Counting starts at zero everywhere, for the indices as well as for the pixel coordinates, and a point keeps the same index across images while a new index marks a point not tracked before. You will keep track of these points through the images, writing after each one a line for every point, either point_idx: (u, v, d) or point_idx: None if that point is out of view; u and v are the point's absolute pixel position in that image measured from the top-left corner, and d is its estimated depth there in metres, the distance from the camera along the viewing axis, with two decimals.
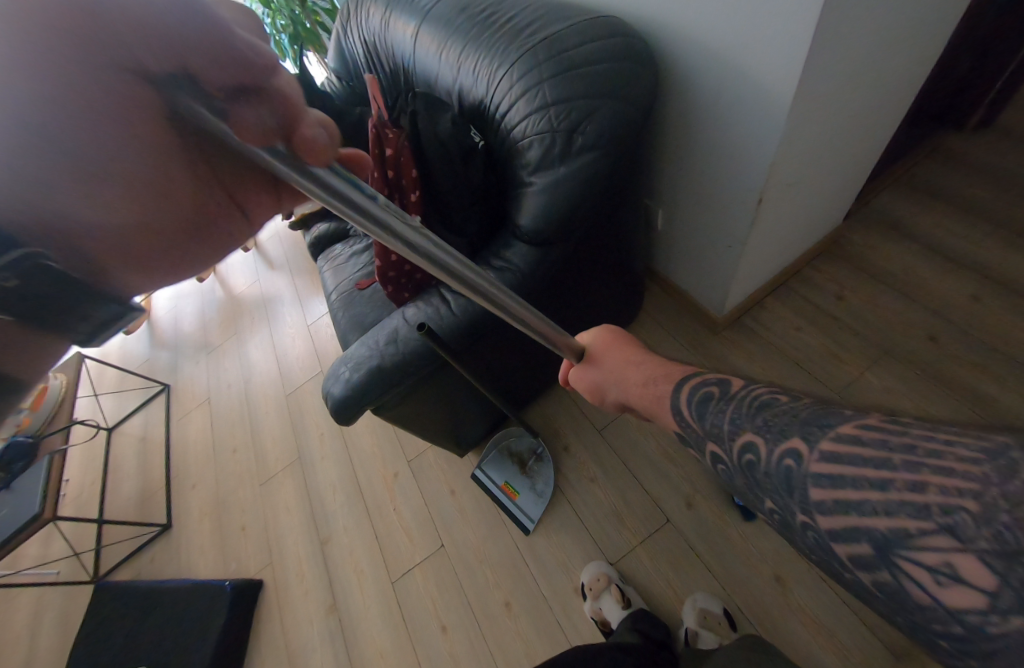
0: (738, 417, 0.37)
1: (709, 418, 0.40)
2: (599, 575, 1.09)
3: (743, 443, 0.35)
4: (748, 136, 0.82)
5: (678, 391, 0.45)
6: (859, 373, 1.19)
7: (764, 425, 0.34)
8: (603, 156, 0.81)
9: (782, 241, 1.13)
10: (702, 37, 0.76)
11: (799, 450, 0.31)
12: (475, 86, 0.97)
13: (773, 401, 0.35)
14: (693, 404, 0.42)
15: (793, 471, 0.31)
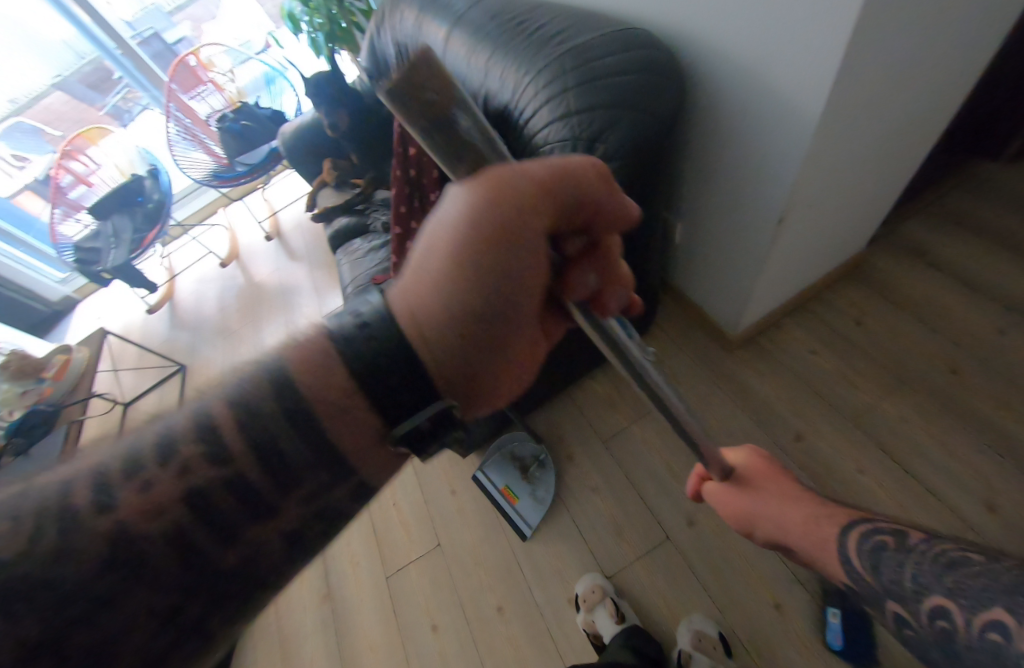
0: (921, 576, 0.40)
1: (886, 573, 0.43)
2: (594, 587, 1.08)
3: (932, 609, 0.38)
4: (771, 155, 0.82)
5: (844, 534, 0.49)
6: (874, 401, 1.16)
7: (957, 588, 0.36)
8: (625, 166, 0.81)
9: (803, 261, 1.12)
10: (729, 54, 0.76)
11: (1003, 622, 0.32)
12: (502, 92, 0.99)
13: (962, 562, 0.38)
14: (866, 554, 0.46)
15: (1003, 649, 0.32)
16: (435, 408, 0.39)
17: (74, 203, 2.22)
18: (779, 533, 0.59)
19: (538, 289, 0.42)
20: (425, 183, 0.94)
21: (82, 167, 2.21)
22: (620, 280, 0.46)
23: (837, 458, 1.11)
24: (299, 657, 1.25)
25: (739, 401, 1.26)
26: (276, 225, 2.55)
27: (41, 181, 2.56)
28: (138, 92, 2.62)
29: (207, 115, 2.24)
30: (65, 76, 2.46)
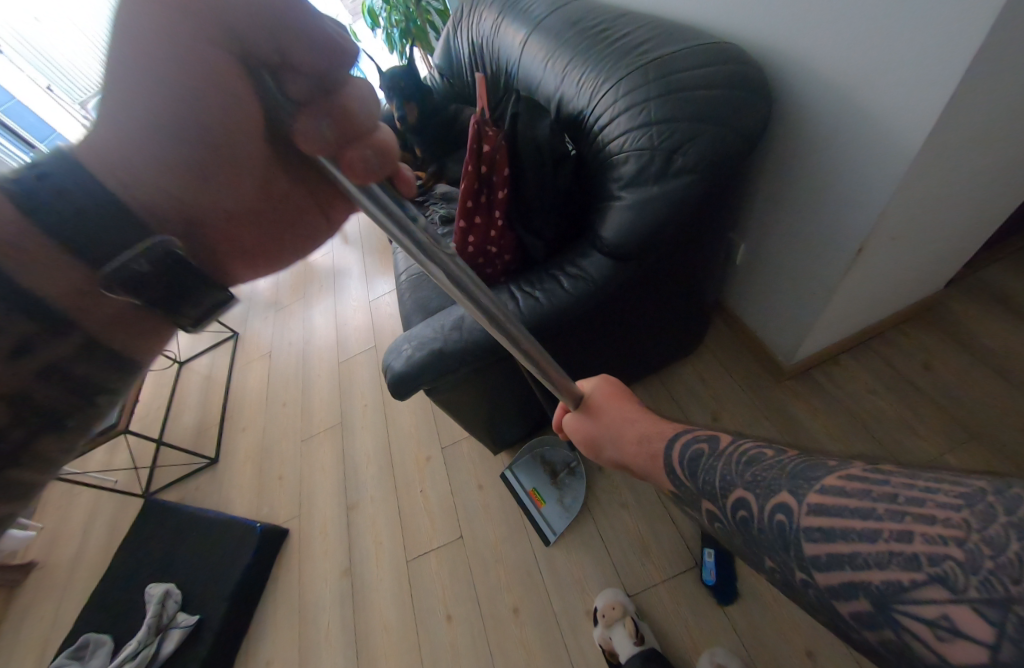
0: (728, 475, 0.41)
1: (703, 475, 0.43)
2: (615, 603, 1.05)
3: (734, 500, 0.39)
4: (859, 183, 0.78)
5: (674, 443, 0.48)
6: (938, 453, 1.08)
7: (753, 482, 0.38)
8: (700, 180, 0.79)
9: (873, 296, 1.06)
10: (826, 75, 0.73)
11: (789, 504, 0.34)
12: (578, 97, 0.99)
13: (756, 456, 0.40)
14: (686, 460, 0.46)
15: (785, 525, 0.34)
16: (150, 244, 0.29)
17: None
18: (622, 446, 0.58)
19: (258, 142, 0.32)
20: (495, 180, 0.95)
21: None
22: (371, 137, 0.33)
23: None
24: (316, 626, 1.29)
25: (786, 434, 1.20)
26: None
27: None
28: None
29: None
30: None
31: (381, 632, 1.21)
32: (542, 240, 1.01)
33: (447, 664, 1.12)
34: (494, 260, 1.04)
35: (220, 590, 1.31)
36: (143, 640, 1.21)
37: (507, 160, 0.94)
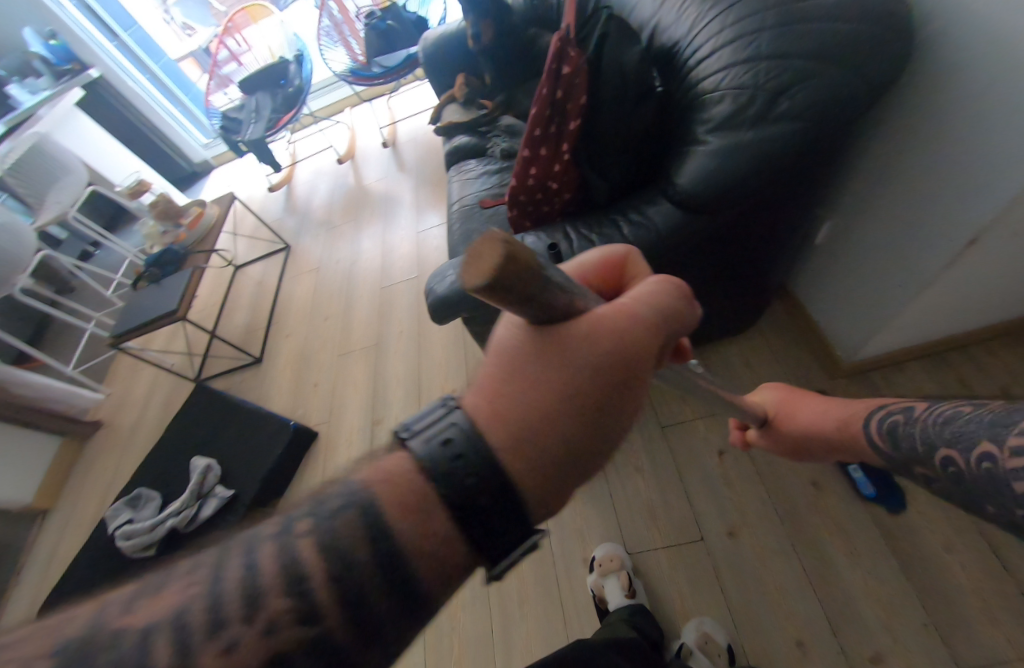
0: (932, 436, 0.47)
1: (909, 442, 0.50)
2: (613, 555, 1.07)
3: (945, 458, 0.44)
4: (993, 151, 0.69)
5: (871, 419, 0.58)
6: None
7: (957, 437, 0.42)
8: (804, 131, 0.70)
9: (972, 298, 0.94)
10: (985, 16, 0.64)
11: (992, 451, 0.39)
12: (676, 25, 0.90)
13: (959, 415, 0.44)
14: (883, 429, 0.55)
15: (993, 468, 0.38)
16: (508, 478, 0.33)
17: (223, 78, 2.43)
18: (819, 432, 0.69)
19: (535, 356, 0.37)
20: (569, 108, 0.88)
21: (236, 46, 2.37)
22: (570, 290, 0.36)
23: (921, 526, 0.98)
24: None
25: None
26: (395, 134, 2.46)
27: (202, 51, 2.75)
28: None
29: (355, 12, 2.18)
30: None
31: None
32: (608, 182, 0.94)
33: None
34: (553, 198, 0.99)
35: (254, 473, 1.45)
36: (185, 502, 1.39)
37: (587, 87, 0.86)
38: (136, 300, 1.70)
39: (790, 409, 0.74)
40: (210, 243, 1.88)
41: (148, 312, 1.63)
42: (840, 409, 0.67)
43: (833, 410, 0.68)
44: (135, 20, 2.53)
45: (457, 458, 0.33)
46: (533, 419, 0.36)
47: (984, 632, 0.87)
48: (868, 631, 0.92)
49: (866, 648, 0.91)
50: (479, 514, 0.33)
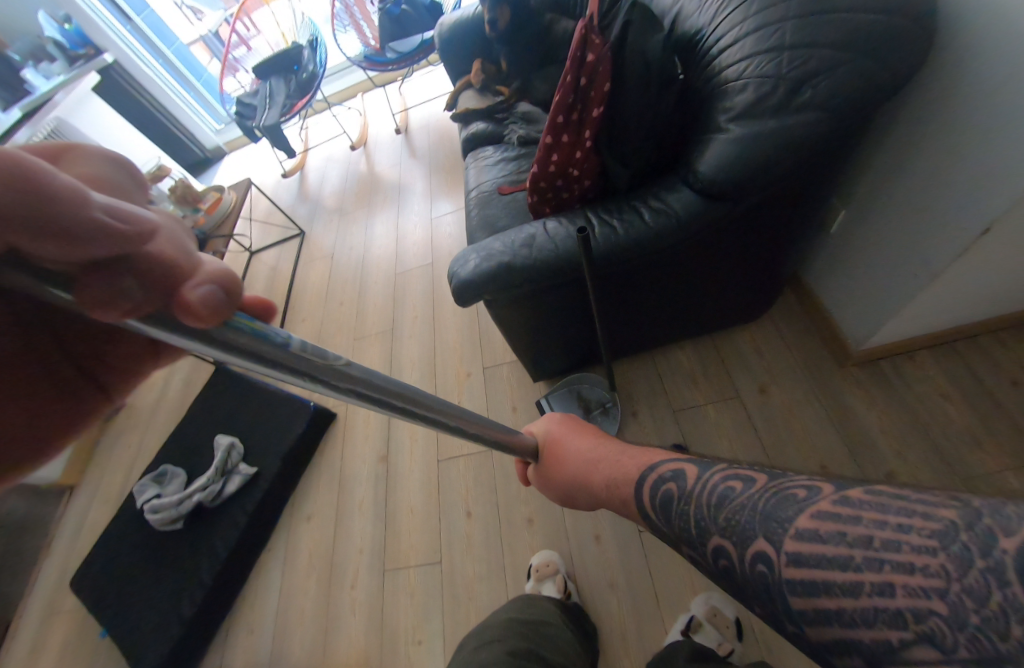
0: (701, 520, 0.40)
1: (673, 516, 0.43)
2: (547, 561, 1.13)
3: (713, 545, 0.38)
4: (1011, 146, 0.71)
5: (645, 479, 0.48)
6: (997, 469, 1.02)
7: (726, 527, 0.37)
8: (827, 121, 0.72)
9: (982, 289, 0.96)
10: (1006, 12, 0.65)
11: (765, 553, 0.34)
12: (700, 14, 0.94)
13: (725, 494, 0.39)
14: (655, 494, 0.46)
15: (768, 577, 0.33)
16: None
17: (232, 63, 2.43)
18: (594, 486, 0.58)
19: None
20: (592, 96, 0.89)
21: (246, 31, 2.37)
22: None
23: None
24: (351, 497, 1.44)
25: (834, 420, 1.15)
26: (407, 120, 2.46)
27: (213, 36, 2.76)
28: None
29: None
30: None
31: (408, 516, 1.34)
32: (629, 169, 0.96)
33: (462, 552, 1.25)
34: (572, 184, 1.01)
35: (274, 453, 1.49)
36: (210, 480, 1.41)
37: (610, 75, 0.88)
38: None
39: (561, 448, 0.65)
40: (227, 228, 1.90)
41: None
42: (608, 460, 0.57)
43: (607, 463, 0.57)
44: (147, 5, 2.55)
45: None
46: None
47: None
48: None
49: None
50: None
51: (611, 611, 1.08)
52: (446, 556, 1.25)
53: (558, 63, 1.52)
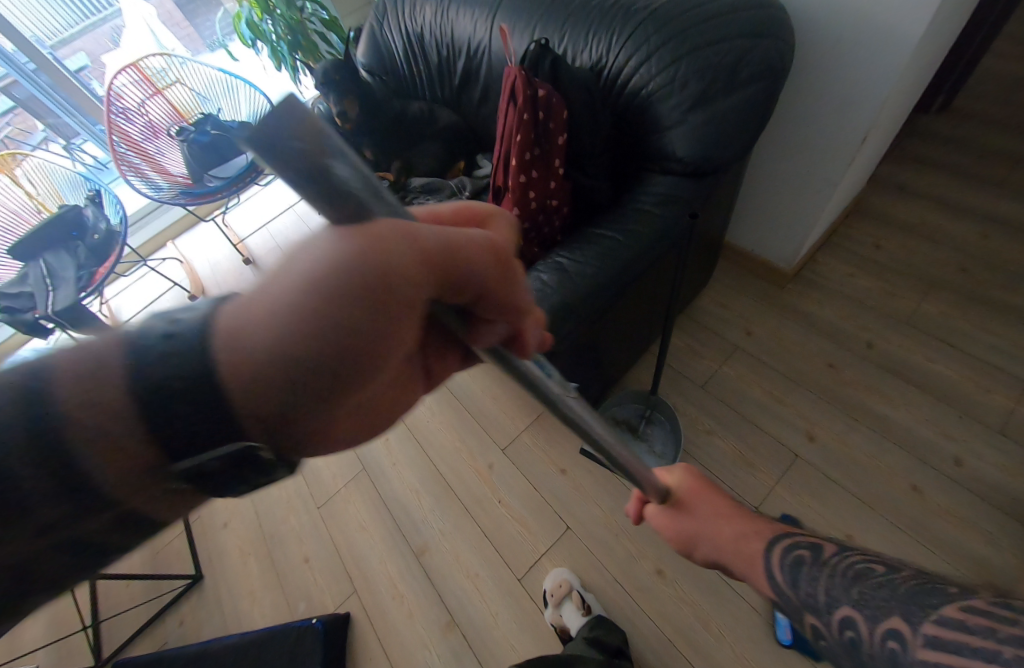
0: (835, 590, 0.34)
1: (806, 587, 0.37)
2: (561, 581, 1.06)
3: (841, 618, 0.32)
4: (861, 79, 0.93)
5: (770, 549, 0.42)
6: (916, 304, 1.28)
7: (859, 596, 0.32)
8: (764, 89, 0.87)
9: (850, 187, 1.24)
10: None
11: (901, 627, 0.29)
12: (587, 52, 1.04)
13: (868, 569, 0.34)
14: (785, 568, 0.39)
15: (901, 657, 0.28)
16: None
17: None
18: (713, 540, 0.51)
19: None
20: (553, 127, 0.91)
21: None
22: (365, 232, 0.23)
23: (910, 357, 1.20)
24: None
25: (809, 327, 1.32)
26: (247, 250, 2.15)
27: None
28: (31, 120, 2.13)
29: (147, 136, 1.94)
30: None
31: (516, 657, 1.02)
32: (602, 185, 0.99)
33: None
34: (553, 215, 1.01)
35: None
36: None
37: (562, 104, 0.90)
38: None
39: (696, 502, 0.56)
40: None
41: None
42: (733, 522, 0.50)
43: (728, 521, 0.50)
44: None
45: (164, 339, 0.22)
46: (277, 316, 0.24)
47: (987, 399, 1.11)
48: (939, 446, 1.07)
49: (945, 457, 1.06)
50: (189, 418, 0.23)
51: None
52: None
53: (426, 137, 1.51)
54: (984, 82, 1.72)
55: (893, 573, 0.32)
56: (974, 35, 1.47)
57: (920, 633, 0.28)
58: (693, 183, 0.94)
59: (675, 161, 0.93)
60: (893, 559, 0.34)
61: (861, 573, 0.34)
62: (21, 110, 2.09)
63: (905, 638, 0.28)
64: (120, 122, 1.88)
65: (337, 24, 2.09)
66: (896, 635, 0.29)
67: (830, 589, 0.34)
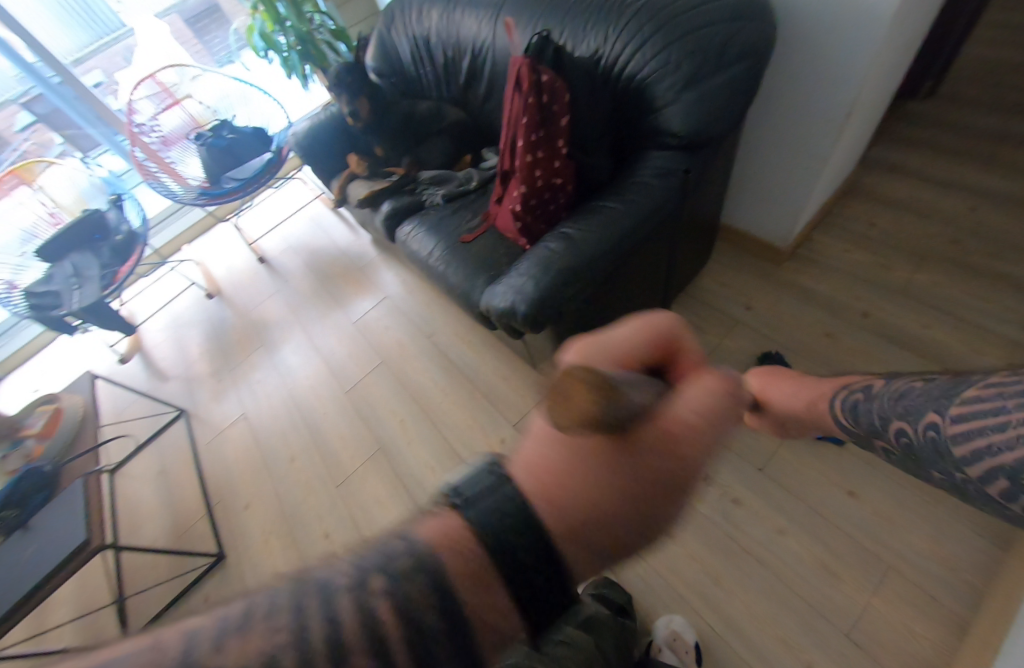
0: (883, 411, 0.50)
1: (868, 418, 0.52)
2: None
3: (897, 430, 0.47)
4: (841, 59, 1.00)
5: (836, 397, 0.58)
6: (910, 275, 1.33)
7: (909, 412, 0.46)
8: (750, 67, 0.93)
9: (841, 165, 1.30)
10: None
11: (935, 421, 0.42)
12: (584, 42, 1.11)
13: (909, 390, 0.47)
14: (849, 408, 0.55)
15: (936, 437, 0.42)
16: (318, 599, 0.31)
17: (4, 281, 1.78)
18: (797, 406, 0.66)
19: None
20: (555, 108, 0.97)
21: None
22: None
23: (906, 324, 1.25)
24: None
25: (807, 300, 1.37)
26: (262, 250, 2.24)
27: None
28: (49, 132, 2.24)
29: (164, 142, 2.03)
30: None
31: None
32: (603, 164, 1.06)
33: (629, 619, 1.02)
34: (557, 193, 1.07)
35: None
36: None
37: (564, 88, 0.97)
38: None
39: (771, 388, 0.72)
40: (87, 442, 1.32)
41: (25, 573, 1.03)
42: (811, 388, 0.65)
43: (808, 387, 0.65)
44: None
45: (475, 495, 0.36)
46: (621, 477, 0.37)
47: (980, 359, 1.15)
48: None
49: None
50: (531, 574, 0.32)
51: (801, 556, 1.01)
52: None
53: (433, 133, 1.59)
54: (969, 66, 1.79)
55: (928, 384, 0.46)
56: (955, 21, 1.55)
57: (948, 416, 0.40)
58: (688, 158, 1.00)
59: (671, 137, 0.99)
60: (930, 375, 0.47)
61: (903, 395, 0.48)
62: (41, 123, 2.20)
63: (937, 425, 0.42)
64: (142, 134, 1.98)
65: (343, 33, 2.19)
66: (931, 425, 0.42)
67: (880, 413, 0.50)
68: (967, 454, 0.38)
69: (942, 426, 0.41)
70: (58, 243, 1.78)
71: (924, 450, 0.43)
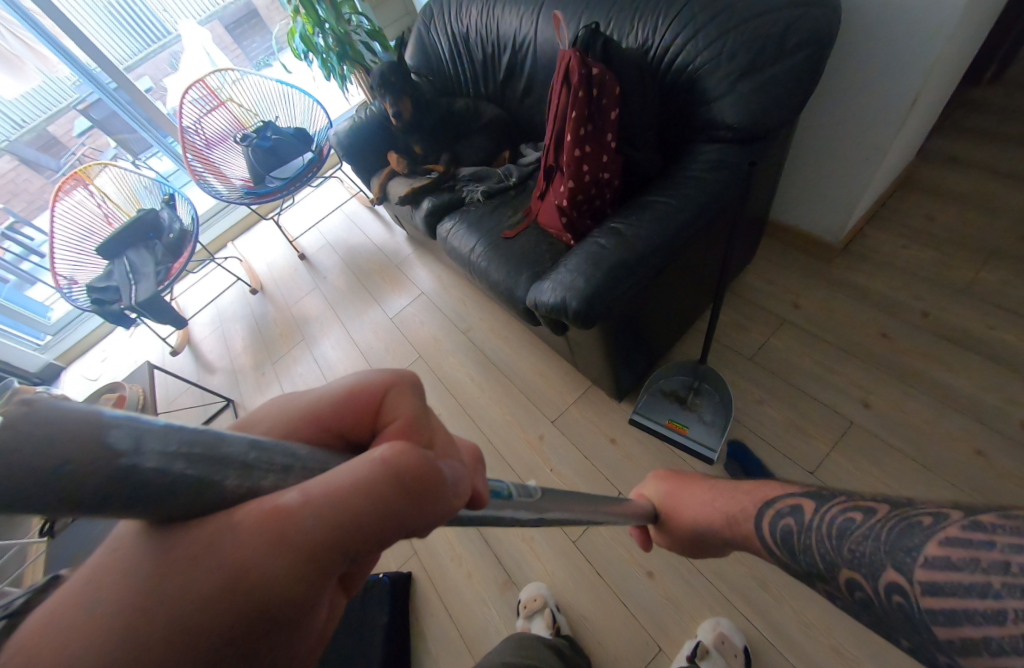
0: (827, 552, 0.36)
1: (798, 553, 0.39)
2: (536, 594, 1.08)
3: (846, 579, 0.34)
4: (912, 41, 0.96)
5: (759, 519, 0.45)
6: (973, 273, 1.26)
7: (852, 558, 0.34)
8: (812, 53, 0.89)
9: (901, 155, 1.24)
10: None
11: (901, 583, 0.31)
12: (634, 32, 1.10)
13: (847, 525, 0.36)
14: (774, 531, 0.43)
15: (908, 608, 0.30)
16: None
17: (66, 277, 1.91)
18: (704, 526, 0.59)
19: None
20: (605, 102, 0.96)
21: (61, 229, 1.94)
22: None
23: (968, 324, 1.19)
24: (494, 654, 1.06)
25: (860, 297, 1.32)
26: (302, 247, 2.30)
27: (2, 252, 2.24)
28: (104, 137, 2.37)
29: (211, 143, 2.12)
30: (14, 137, 2.17)
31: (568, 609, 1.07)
32: (652, 157, 1.04)
33: (674, 619, 1.01)
34: (604, 189, 1.06)
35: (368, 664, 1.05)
36: None
37: (614, 81, 0.96)
38: (67, 548, 1.14)
39: (678, 499, 0.67)
40: None
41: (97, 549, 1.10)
42: (722, 499, 0.55)
43: (714, 500, 0.58)
44: None
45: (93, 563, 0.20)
46: (83, 625, 0.15)
47: None
48: (1003, 411, 1.06)
49: (1010, 420, 1.05)
50: None
51: None
52: (663, 635, 1.00)
53: (472, 131, 1.59)
54: None
55: (869, 520, 0.34)
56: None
57: (916, 581, 0.30)
58: (741, 150, 0.98)
59: (724, 129, 0.97)
60: (866, 500, 0.36)
61: (843, 529, 0.36)
62: (97, 127, 2.32)
63: (904, 591, 0.30)
64: (193, 136, 2.07)
65: (380, 33, 2.22)
66: (896, 589, 0.31)
67: (821, 549, 0.37)
68: (955, 636, 0.27)
69: (913, 591, 0.30)
70: (116, 242, 1.88)
71: (888, 620, 0.31)
